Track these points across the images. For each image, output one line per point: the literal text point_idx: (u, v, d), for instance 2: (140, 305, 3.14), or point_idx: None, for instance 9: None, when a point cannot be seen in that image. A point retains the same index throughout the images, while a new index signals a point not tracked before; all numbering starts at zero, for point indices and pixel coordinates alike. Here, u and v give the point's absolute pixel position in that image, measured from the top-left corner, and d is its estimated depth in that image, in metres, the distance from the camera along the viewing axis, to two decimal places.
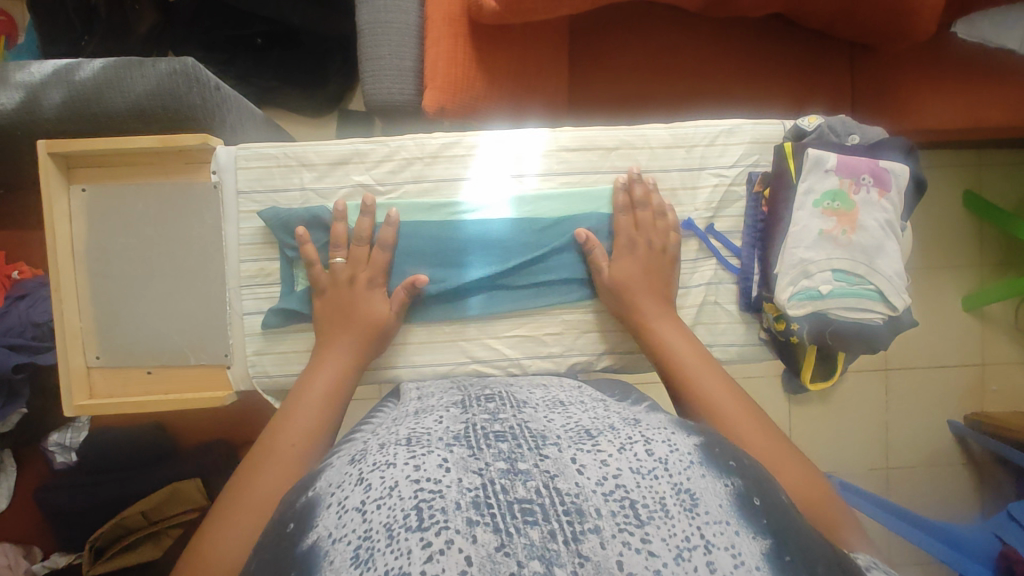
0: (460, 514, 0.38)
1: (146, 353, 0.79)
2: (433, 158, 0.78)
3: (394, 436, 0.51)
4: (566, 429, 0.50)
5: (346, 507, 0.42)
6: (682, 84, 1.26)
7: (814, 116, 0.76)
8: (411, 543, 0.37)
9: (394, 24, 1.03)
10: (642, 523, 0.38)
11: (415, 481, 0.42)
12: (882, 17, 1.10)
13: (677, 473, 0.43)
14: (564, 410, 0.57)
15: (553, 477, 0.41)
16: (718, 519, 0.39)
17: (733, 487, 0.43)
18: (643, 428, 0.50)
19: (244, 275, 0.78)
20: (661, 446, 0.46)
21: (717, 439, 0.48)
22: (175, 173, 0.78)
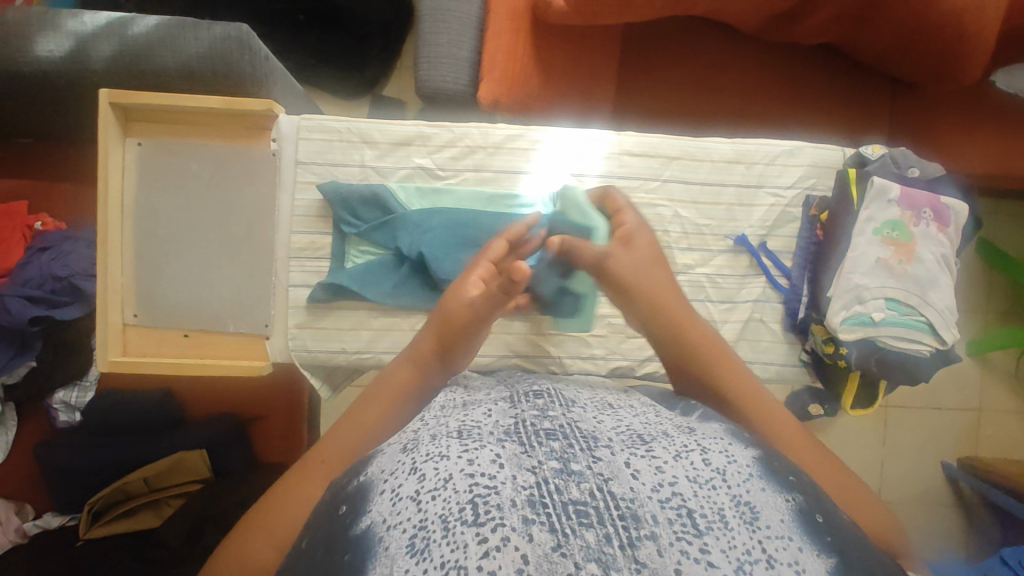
0: (516, 511, 0.34)
1: (185, 315, 0.77)
2: (495, 149, 0.78)
3: (440, 427, 0.45)
4: (617, 432, 0.44)
5: (399, 495, 0.37)
6: (729, 102, 1.27)
7: (878, 145, 0.77)
8: (468, 537, 0.33)
9: (455, 13, 1.03)
10: (701, 533, 0.33)
11: (470, 475, 0.37)
12: (932, 58, 1.11)
13: (736, 485, 0.38)
14: (614, 412, 0.51)
15: (608, 481, 0.37)
16: (779, 534, 0.34)
17: (793, 502, 0.38)
18: (699, 434, 0.44)
19: (294, 247, 0.78)
20: (719, 455, 0.41)
21: (774, 452, 0.44)
22: (234, 137, 0.77)
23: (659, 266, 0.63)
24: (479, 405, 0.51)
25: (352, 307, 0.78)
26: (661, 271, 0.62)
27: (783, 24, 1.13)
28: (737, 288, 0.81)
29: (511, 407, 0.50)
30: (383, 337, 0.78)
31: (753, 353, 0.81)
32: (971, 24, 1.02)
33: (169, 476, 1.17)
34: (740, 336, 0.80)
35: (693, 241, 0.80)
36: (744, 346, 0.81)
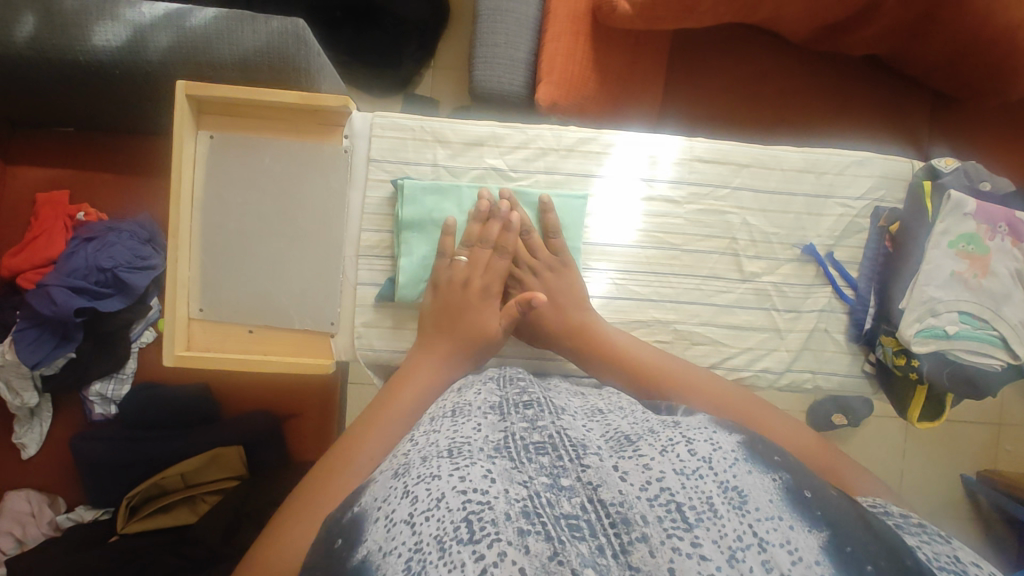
0: (510, 525, 0.37)
1: (251, 311, 0.77)
2: (568, 152, 0.78)
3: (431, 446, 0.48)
4: (605, 438, 0.49)
5: (393, 519, 0.40)
6: (778, 110, 1.26)
7: (950, 158, 0.77)
8: (464, 556, 0.35)
9: (514, 14, 1.03)
10: (691, 526, 0.37)
11: (461, 493, 0.39)
12: (979, 73, 1.11)
13: (723, 471, 0.41)
14: (603, 419, 0.55)
15: (597, 489, 0.41)
16: (770, 515, 0.38)
17: (781, 481, 0.41)
18: (684, 428, 0.47)
19: (363, 245, 0.77)
20: (704, 444, 0.44)
21: (760, 437, 0.47)
22: (306, 133, 0.76)
23: (568, 292, 0.72)
24: (470, 415, 0.53)
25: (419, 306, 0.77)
26: (563, 298, 0.71)
27: (835, 33, 1.14)
28: (803, 297, 0.81)
29: (500, 417, 0.53)
30: None
31: (816, 363, 0.81)
32: None
33: (205, 471, 1.16)
34: (804, 346, 0.80)
35: (761, 249, 0.80)
36: (807, 356, 0.81)
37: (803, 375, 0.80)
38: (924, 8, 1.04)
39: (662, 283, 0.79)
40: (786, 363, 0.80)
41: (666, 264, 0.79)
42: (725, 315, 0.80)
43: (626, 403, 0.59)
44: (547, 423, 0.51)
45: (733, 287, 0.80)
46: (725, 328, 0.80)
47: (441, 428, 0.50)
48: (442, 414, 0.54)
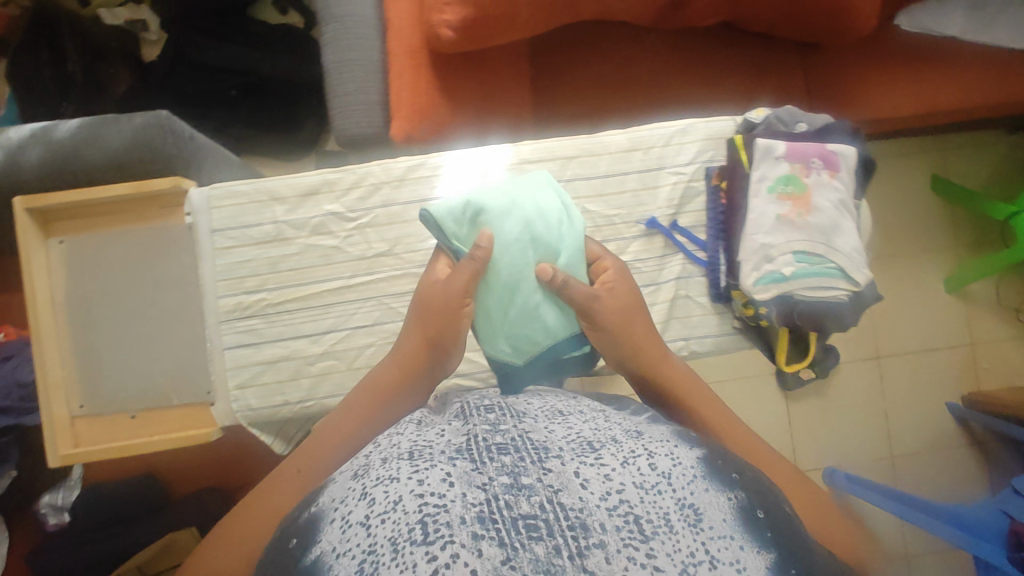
0: (464, 528, 0.39)
1: (129, 396, 0.79)
2: (399, 181, 0.81)
3: (394, 449, 0.50)
4: (567, 440, 0.48)
5: (349, 522, 0.42)
6: (642, 91, 1.30)
7: (761, 108, 0.80)
8: (417, 557, 0.37)
9: (359, 61, 1.08)
10: (647, 538, 0.39)
11: (419, 495, 0.41)
12: (824, 18, 1.17)
13: (682, 488, 0.42)
14: (565, 421, 0.53)
15: (558, 492, 0.41)
16: (722, 534, 0.40)
17: (736, 499, 0.43)
18: (645, 440, 0.48)
19: (222, 311, 0.79)
20: (665, 459, 0.45)
21: (718, 450, 0.49)
22: (150, 218, 0.80)
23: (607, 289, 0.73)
24: (434, 424, 0.56)
25: (287, 356, 0.80)
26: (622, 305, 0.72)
27: (673, 12, 1.17)
28: (658, 269, 0.82)
29: (462, 425, 0.54)
30: (324, 382, 0.80)
31: (686, 330, 0.82)
32: None
33: (161, 560, 1.15)
34: (670, 315, 0.82)
35: (607, 233, 0.82)
36: (676, 324, 0.82)
37: (675, 344, 0.81)
38: None
39: None
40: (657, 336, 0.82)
41: None
42: None
43: (587, 407, 0.59)
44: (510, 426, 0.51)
45: None
46: None
47: (405, 435, 0.52)
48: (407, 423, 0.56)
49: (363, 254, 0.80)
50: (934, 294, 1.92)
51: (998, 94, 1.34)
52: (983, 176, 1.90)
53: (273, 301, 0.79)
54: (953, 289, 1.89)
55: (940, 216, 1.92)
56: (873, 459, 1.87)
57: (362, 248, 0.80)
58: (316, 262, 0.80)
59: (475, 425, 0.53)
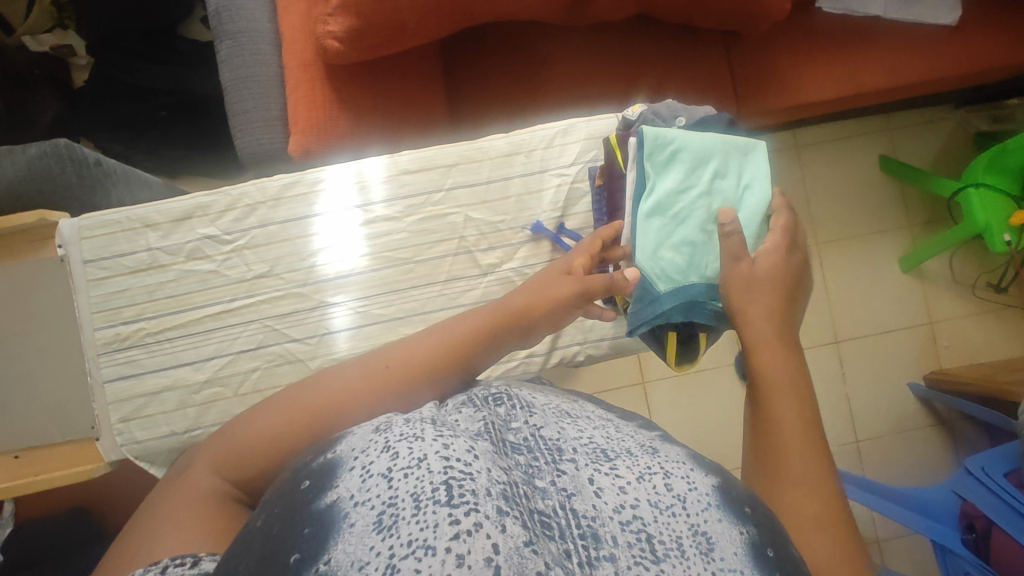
0: (490, 501, 0.41)
1: (8, 437, 0.77)
2: (275, 201, 0.79)
3: (415, 414, 0.52)
4: (582, 442, 0.50)
5: (370, 472, 0.44)
6: (559, 88, 1.27)
7: (637, 105, 0.78)
8: (439, 517, 0.40)
9: (257, 77, 1.06)
10: (658, 560, 0.39)
11: (444, 458, 0.44)
12: (732, 4, 1.15)
13: (695, 513, 0.43)
14: (574, 421, 0.55)
15: (570, 497, 0.44)
16: (732, 567, 0.40)
17: (748, 534, 0.43)
18: (663, 458, 0.48)
19: (100, 342, 0.78)
20: (681, 481, 0.45)
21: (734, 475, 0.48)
22: (20, 252, 0.78)
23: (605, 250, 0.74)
24: (449, 407, 0.57)
25: (170, 386, 0.78)
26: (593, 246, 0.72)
27: (579, 8, 1.14)
28: None
29: (477, 409, 0.55)
30: (209, 410, 0.78)
31: (581, 334, 0.81)
32: None
33: None
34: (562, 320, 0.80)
35: (492, 240, 0.80)
36: (571, 329, 0.81)
37: (570, 349, 0.80)
38: None
39: (405, 299, 0.79)
40: (551, 343, 0.80)
41: (402, 279, 0.79)
42: None
43: (593, 413, 0.59)
44: (526, 424, 0.53)
45: (476, 283, 0.80)
46: None
47: (427, 407, 0.55)
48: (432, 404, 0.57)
49: (242, 277, 0.78)
50: (890, 275, 1.89)
51: (922, 71, 1.33)
52: (931, 152, 1.88)
53: (152, 330, 0.78)
54: (908, 268, 1.86)
55: (890, 195, 1.91)
56: (839, 446, 1.83)
57: (241, 270, 0.78)
58: (194, 287, 0.78)
59: (493, 413, 0.55)
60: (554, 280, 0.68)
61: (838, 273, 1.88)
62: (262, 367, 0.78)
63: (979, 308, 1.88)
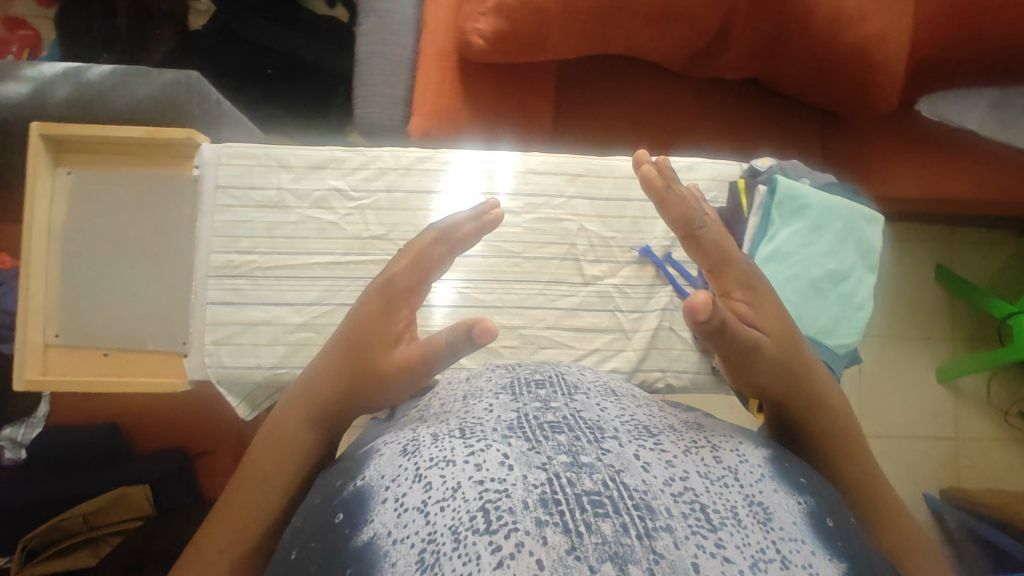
0: (528, 514, 0.33)
1: (104, 335, 0.79)
2: (406, 170, 0.82)
3: (442, 426, 0.45)
4: (622, 422, 0.45)
5: (404, 505, 0.37)
6: (662, 133, 1.32)
7: (767, 158, 0.80)
8: (480, 548, 0.32)
9: (390, 55, 1.10)
10: (716, 528, 0.34)
11: (478, 481, 0.36)
12: (849, 86, 1.18)
13: (748, 485, 0.39)
14: (617, 401, 0.51)
15: (619, 472, 0.37)
16: (792, 536, 0.36)
17: (806, 504, 0.40)
18: (708, 433, 0.47)
19: (212, 266, 0.80)
20: (730, 454, 0.43)
21: (784, 453, 0.47)
22: (160, 164, 0.81)
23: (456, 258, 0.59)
24: (481, 398, 0.50)
25: (267, 321, 0.80)
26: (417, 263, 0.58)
27: (703, 59, 1.19)
28: (646, 298, 0.83)
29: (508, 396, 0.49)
30: (297, 353, 0.79)
31: (665, 362, 0.82)
32: (877, 54, 1.10)
33: (109, 512, 1.15)
34: (650, 345, 0.82)
35: (600, 253, 0.83)
36: (655, 355, 0.82)
37: (652, 374, 0.81)
38: (774, 28, 1.08)
39: (507, 290, 0.82)
40: (634, 364, 0.82)
41: (508, 271, 0.82)
42: (569, 318, 0.82)
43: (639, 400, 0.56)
44: (560, 404, 0.47)
45: (575, 291, 0.83)
46: (570, 330, 0.82)
47: (453, 413, 0.48)
48: (451, 398, 0.52)
49: (358, 234, 0.81)
50: (924, 382, 1.90)
51: (1007, 190, 1.34)
52: (988, 272, 1.91)
53: (263, 265, 0.80)
54: (943, 379, 1.87)
55: (939, 305, 1.92)
56: None
57: (359, 228, 0.81)
58: (311, 234, 0.81)
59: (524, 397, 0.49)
60: (371, 314, 0.57)
61: (875, 369, 1.89)
62: None
63: (1005, 435, 1.88)
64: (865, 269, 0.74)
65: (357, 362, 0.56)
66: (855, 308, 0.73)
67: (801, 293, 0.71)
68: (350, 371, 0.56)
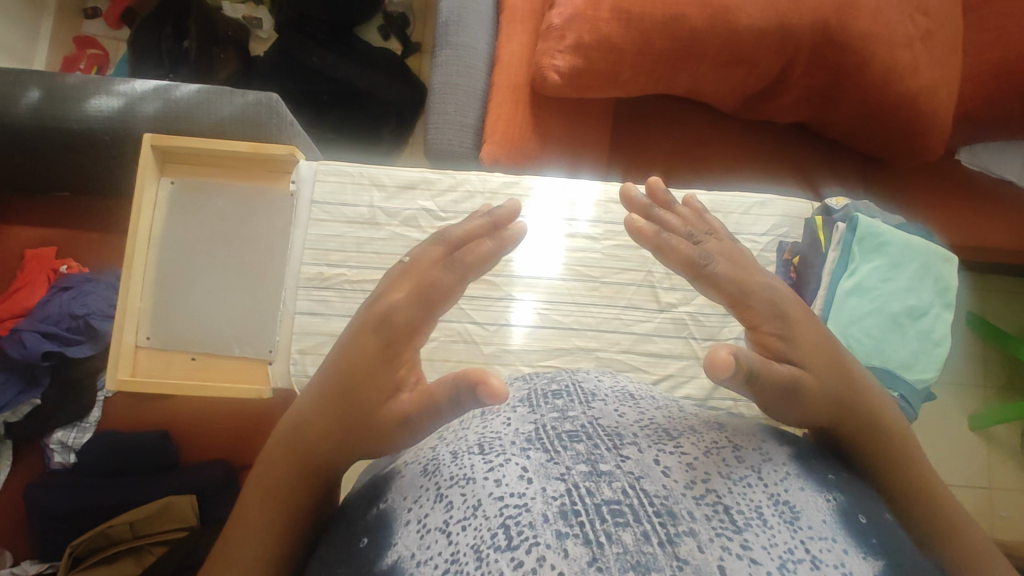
0: (549, 527, 0.33)
1: (194, 339, 0.82)
2: (493, 194, 0.86)
3: (461, 441, 0.43)
4: (642, 425, 0.43)
5: (427, 526, 0.36)
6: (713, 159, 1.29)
7: (841, 198, 0.83)
8: (502, 565, 0.32)
9: (463, 87, 1.15)
10: (740, 529, 0.33)
11: (499, 498, 0.35)
12: (894, 136, 1.21)
13: (773, 483, 0.37)
14: (636, 403, 0.49)
15: (639, 478, 0.36)
16: (822, 535, 0.34)
17: (835, 502, 0.37)
18: (730, 433, 0.43)
19: (303, 278, 0.83)
20: (753, 453, 0.40)
21: (821, 454, 0.43)
22: (259, 179, 0.86)
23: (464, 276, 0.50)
24: None
25: None
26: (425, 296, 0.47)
27: (756, 103, 1.22)
28: (719, 327, 0.86)
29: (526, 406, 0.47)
30: None
31: None
32: (927, 105, 1.14)
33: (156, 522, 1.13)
34: None
35: (676, 281, 0.86)
36: None
37: (723, 403, 0.80)
38: (829, 75, 1.12)
39: (584, 313, 0.85)
40: (707, 391, 0.82)
41: (587, 294, 0.85)
42: (644, 343, 0.84)
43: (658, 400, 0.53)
44: (578, 412, 0.44)
45: (651, 317, 0.85)
46: (645, 356, 0.83)
47: (472, 425, 0.44)
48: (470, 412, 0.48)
49: None
50: (956, 429, 1.88)
51: None
52: (1019, 323, 1.92)
53: (351, 278, 0.83)
54: (976, 427, 1.85)
55: (971, 353, 1.93)
56: None
57: None
58: (398, 250, 0.84)
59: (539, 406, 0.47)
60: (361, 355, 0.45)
61: None
62: (439, 338, 0.82)
63: None
64: (941, 306, 0.78)
65: (351, 412, 0.45)
66: (934, 344, 0.76)
67: (882, 327, 0.75)
68: (337, 426, 0.45)
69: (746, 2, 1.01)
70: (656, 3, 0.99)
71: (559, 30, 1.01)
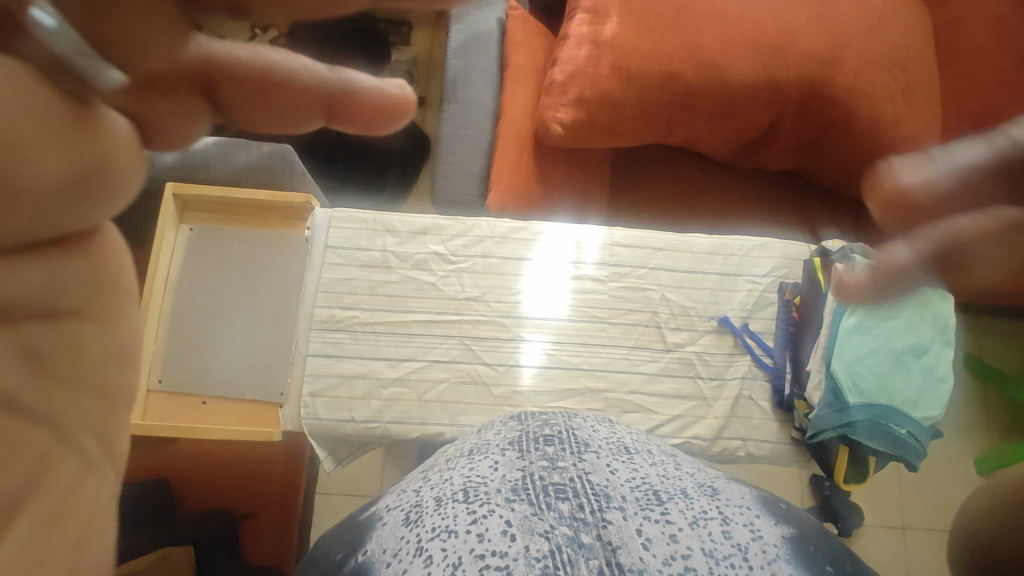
0: None
1: (207, 383, 0.82)
2: (501, 239, 0.90)
3: (450, 487, 0.54)
4: (630, 489, 0.51)
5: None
6: (709, 202, 1.34)
7: (837, 240, 0.87)
8: None
9: (470, 138, 1.20)
10: None
11: (478, 556, 0.43)
12: None
13: (758, 566, 0.43)
14: (629, 460, 0.59)
15: (617, 551, 0.43)
16: None
17: None
18: (722, 503, 0.51)
19: (315, 320, 0.85)
20: (742, 529, 0.47)
21: (807, 535, 0.50)
22: (276, 225, 0.89)
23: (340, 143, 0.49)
24: (488, 457, 0.60)
25: (363, 375, 0.83)
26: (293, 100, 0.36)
27: (749, 152, 1.28)
28: (725, 366, 0.87)
29: (521, 457, 0.57)
30: (391, 407, 0.82)
31: (745, 431, 0.84)
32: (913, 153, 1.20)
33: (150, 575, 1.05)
34: (731, 413, 0.84)
35: (681, 322, 0.88)
36: (735, 424, 0.84)
37: (732, 443, 0.83)
38: (819, 126, 1.17)
39: (592, 353, 0.86)
40: (715, 431, 0.84)
41: (595, 334, 0.87)
42: (652, 383, 0.85)
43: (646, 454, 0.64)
44: (567, 465, 0.54)
45: (658, 357, 0.87)
46: (653, 396, 0.84)
47: (461, 473, 0.56)
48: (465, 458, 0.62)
49: (454, 295, 0.87)
50: None
51: None
52: None
53: (364, 320, 0.85)
54: None
55: None
56: None
57: (455, 289, 0.87)
58: (409, 293, 0.87)
59: (533, 460, 0.57)
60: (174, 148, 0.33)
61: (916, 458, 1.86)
62: (450, 380, 0.83)
63: None
64: (943, 343, 0.80)
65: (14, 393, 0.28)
66: (940, 381, 0.77)
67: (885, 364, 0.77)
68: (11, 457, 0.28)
69: (738, 59, 1.06)
70: (654, 59, 1.04)
71: (561, 86, 1.07)
